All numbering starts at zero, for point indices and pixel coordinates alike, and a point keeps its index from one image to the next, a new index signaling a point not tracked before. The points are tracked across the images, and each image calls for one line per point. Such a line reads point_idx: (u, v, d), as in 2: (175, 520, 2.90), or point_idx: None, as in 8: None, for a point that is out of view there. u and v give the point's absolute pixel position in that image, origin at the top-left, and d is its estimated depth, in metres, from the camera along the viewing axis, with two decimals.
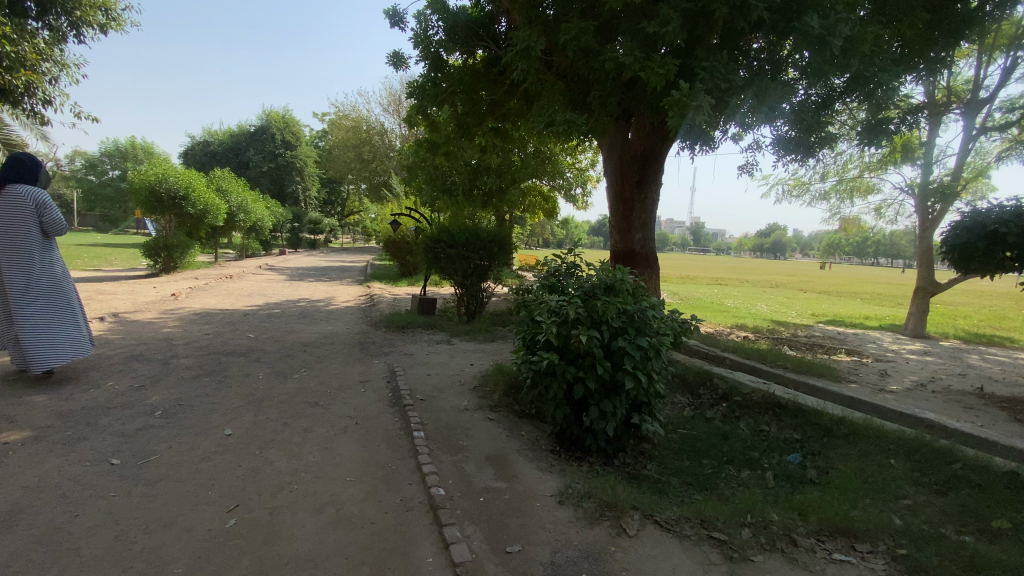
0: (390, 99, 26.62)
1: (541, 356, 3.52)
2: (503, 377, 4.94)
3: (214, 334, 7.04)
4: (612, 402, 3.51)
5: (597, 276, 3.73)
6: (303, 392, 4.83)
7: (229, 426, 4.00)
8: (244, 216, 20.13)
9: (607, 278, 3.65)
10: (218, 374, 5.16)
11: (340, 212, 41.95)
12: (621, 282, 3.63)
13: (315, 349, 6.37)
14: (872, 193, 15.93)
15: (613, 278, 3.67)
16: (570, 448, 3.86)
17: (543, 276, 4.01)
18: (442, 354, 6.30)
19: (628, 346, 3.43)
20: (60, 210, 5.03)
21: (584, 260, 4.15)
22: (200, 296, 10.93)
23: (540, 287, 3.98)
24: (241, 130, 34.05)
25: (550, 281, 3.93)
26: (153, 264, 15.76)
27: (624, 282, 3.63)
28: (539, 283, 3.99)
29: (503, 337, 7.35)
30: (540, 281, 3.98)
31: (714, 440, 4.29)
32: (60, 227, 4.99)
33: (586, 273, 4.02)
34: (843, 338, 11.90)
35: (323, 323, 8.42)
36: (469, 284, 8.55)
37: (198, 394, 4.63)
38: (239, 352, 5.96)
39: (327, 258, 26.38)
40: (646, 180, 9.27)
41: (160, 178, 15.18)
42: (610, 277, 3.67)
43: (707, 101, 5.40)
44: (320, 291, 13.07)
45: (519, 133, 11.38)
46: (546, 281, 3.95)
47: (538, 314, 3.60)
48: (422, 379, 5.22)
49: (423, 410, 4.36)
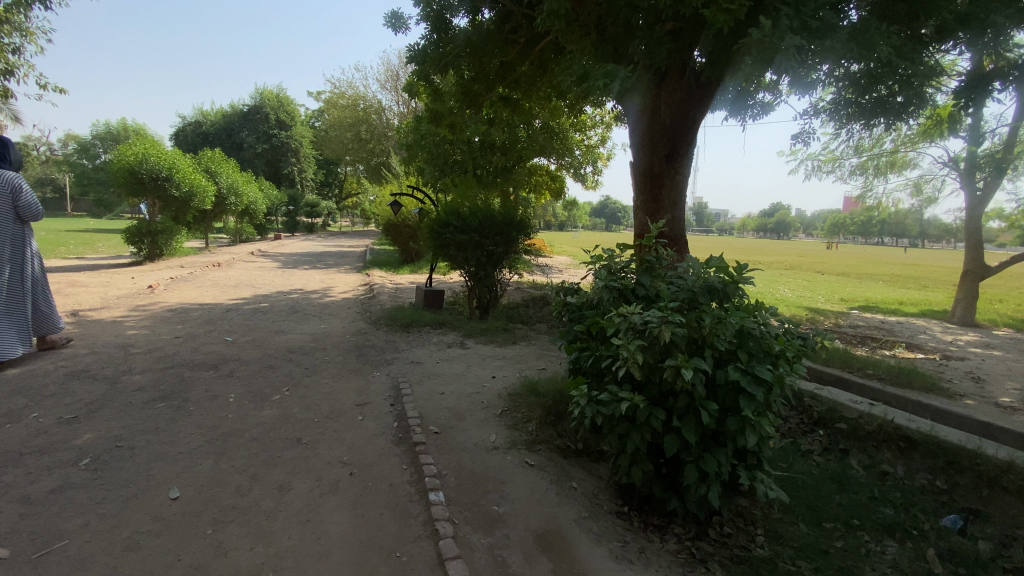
0: (387, 74, 25.33)
1: (615, 395, 2.40)
2: (540, 398, 3.89)
3: (185, 338, 5.93)
4: (718, 462, 2.44)
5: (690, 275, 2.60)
6: (282, 423, 3.73)
7: (177, 483, 2.93)
8: (235, 199, 18.94)
9: (715, 279, 2.48)
10: (177, 398, 4.07)
11: (337, 192, 40.55)
12: (735, 285, 2.48)
13: (303, 358, 5.27)
14: (908, 169, 14.72)
15: (725, 278, 2.50)
16: (644, 508, 2.83)
17: (606, 271, 2.84)
18: (457, 363, 5.18)
19: (745, 380, 2.34)
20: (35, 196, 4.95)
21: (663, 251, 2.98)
22: (180, 288, 9.81)
23: (603, 286, 2.82)
24: (233, 109, 32.59)
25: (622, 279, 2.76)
26: (138, 251, 14.67)
27: (737, 287, 2.48)
28: (603, 281, 2.82)
29: (526, 338, 6.25)
30: (604, 279, 2.82)
31: (825, 489, 3.27)
32: (37, 213, 4.94)
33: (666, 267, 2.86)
34: (890, 327, 10.81)
35: (315, 321, 7.31)
36: (483, 275, 7.41)
37: (146, 429, 3.56)
38: (210, 364, 4.87)
39: (324, 242, 25.18)
40: (679, 153, 8.12)
41: (140, 158, 13.96)
42: (719, 276, 2.50)
43: (797, 41, 4.23)
44: (316, 280, 11.94)
45: (530, 103, 10.50)
46: (615, 282, 2.78)
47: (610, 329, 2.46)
48: (434, 402, 4.12)
49: (439, 452, 3.29)
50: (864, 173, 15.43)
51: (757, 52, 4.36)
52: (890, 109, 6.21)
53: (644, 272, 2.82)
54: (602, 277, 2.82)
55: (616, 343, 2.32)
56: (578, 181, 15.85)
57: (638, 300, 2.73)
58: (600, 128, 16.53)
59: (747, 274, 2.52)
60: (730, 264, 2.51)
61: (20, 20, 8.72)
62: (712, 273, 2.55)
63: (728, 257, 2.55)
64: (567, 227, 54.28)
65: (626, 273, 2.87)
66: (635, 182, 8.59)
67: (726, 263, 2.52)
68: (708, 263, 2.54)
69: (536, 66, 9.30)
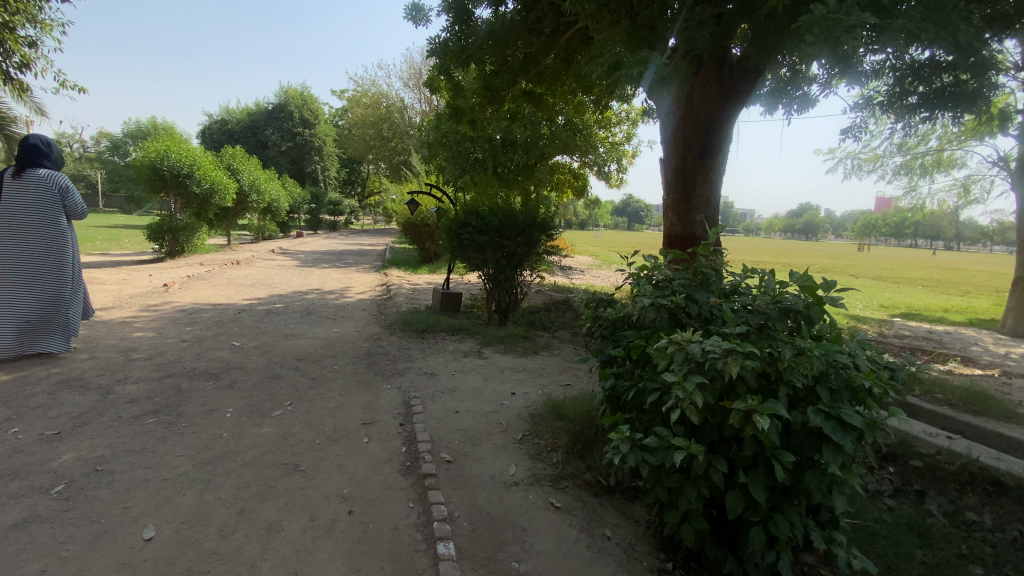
0: (410, 72, 25.08)
1: (666, 441, 1.97)
2: (566, 423, 3.46)
3: (190, 342, 5.65)
4: (791, 523, 1.99)
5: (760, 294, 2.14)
6: (279, 445, 3.36)
7: (154, 520, 2.58)
8: (257, 196, 18.89)
9: (795, 299, 2.02)
10: (170, 412, 3.75)
11: (360, 190, 40.62)
12: (819, 308, 2.02)
13: (309, 366, 4.92)
14: (955, 168, 13.81)
15: (808, 298, 2.03)
16: (691, 565, 2.40)
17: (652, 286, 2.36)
18: (474, 376, 4.77)
19: (830, 428, 1.88)
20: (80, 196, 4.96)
21: (720, 262, 2.50)
22: (195, 286, 9.62)
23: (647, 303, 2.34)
24: (258, 108, 32.79)
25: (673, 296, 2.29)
26: (159, 248, 14.66)
27: (822, 310, 2.03)
28: (648, 297, 2.34)
29: (548, 348, 5.80)
30: (648, 295, 2.34)
31: (904, 541, 2.79)
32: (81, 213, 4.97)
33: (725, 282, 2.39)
34: (939, 338, 10.01)
35: (327, 325, 6.98)
36: (503, 278, 6.98)
37: (131, 450, 3.24)
38: (210, 373, 4.56)
39: (345, 241, 25.09)
40: (713, 150, 7.60)
41: (161, 154, 13.89)
42: (799, 296, 2.05)
43: (866, 18, 3.75)
44: (332, 279, 11.67)
45: (554, 98, 10.10)
46: (664, 299, 2.30)
47: (661, 360, 2.01)
48: (447, 423, 3.71)
49: (450, 487, 2.88)
50: (907, 173, 14.53)
51: (818, 32, 3.85)
52: (958, 98, 5.62)
53: (698, 287, 2.34)
54: (646, 293, 2.35)
55: (671, 381, 1.87)
56: (601, 180, 15.28)
57: (693, 322, 2.26)
58: (625, 125, 15.99)
59: (835, 294, 2.06)
60: (816, 282, 2.03)
61: (38, 12, 8.57)
62: (790, 292, 2.08)
63: (811, 272, 2.08)
64: (589, 227, 53.52)
65: (675, 288, 2.39)
66: (665, 181, 8.10)
67: (810, 281, 2.05)
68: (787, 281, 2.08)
69: (561, 58, 8.87)
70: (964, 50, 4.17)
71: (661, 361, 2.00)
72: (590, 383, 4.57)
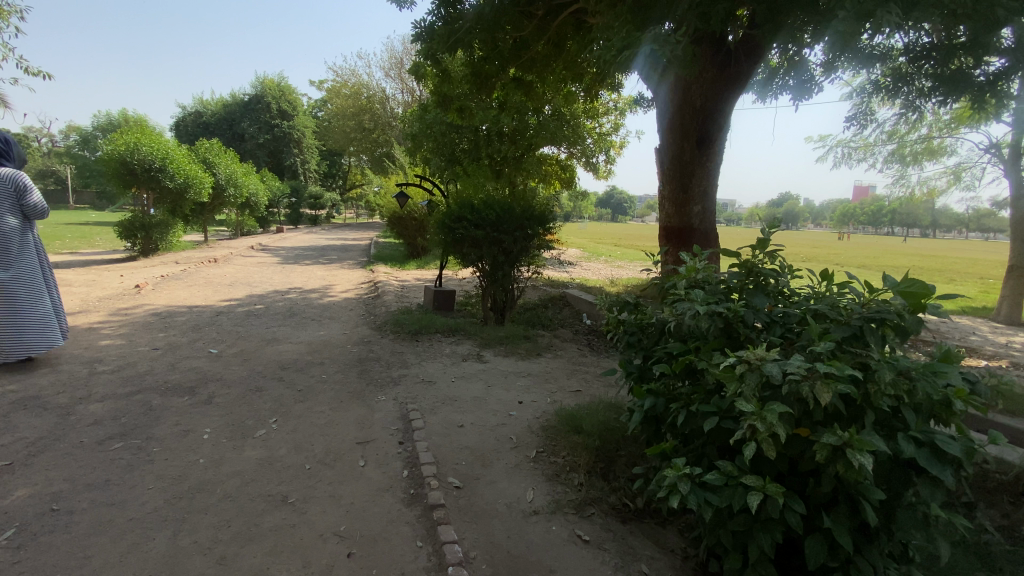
0: (392, 61, 24.33)
1: (734, 476, 1.66)
2: (584, 439, 3.14)
3: (163, 351, 5.19)
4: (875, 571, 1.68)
5: (842, 302, 1.84)
6: (264, 472, 2.98)
7: (120, 572, 2.20)
8: (235, 190, 18.17)
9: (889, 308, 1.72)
10: (139, 436, 3.33)
11: (341, 184, 39.75)
12: (918, 318, 1.72)
13: (295, 376, 4.51)
14: (944, 156, 13.78)
15: (904, 307, 1.74)
16: None
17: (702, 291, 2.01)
18: (476, 383, 4.41)
19: (931, 463, 1.58)
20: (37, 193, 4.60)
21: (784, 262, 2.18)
22: (170, 287, 9.07)
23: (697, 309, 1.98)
24: (233, 99, 31.68)
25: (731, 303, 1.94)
26: (131, 246, 13.97)
27: (919, 319, 1.74)
28: (699, 303, 1.98)
29: (551, 349, 5.47)
30: (700, 301, 1.98)
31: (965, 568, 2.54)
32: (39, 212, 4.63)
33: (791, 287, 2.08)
34: (937, 328, 9.90)
35: (313, 327, 6.54)
36: (500, 275, 6.62)
37: (94, 483, 2.82)
38: (185, 386, 4.14)
39: (327, 235, 24.42)
40: (711, 138, 8.00)
41: (132, 147, 13.15)
42: (893, 303, 1.75)
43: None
44: (316, 277, 11.18)
45: (545, 86, 9.71)
46: (722, 307, 1.97)
47: (728, 381, 1.68)
48: (452, 439, 3.37)
49: (463, 520, 2.55)
50: (896, 162, 14.49)
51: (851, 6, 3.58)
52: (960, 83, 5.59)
53: (757, 292, 2.01)
54: (697, 298, 1.99)
55: (746, 411, 1.56)
56: (590, 171, 14.94)
57: (754, 334, 1.94)
58: (613, 114, 15.68)
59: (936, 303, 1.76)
60: (920, 288, 1.72)
61: None
62: (883, 300, 1.77)
63: (910, 276, 1.77)
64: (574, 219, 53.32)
65: (729, 294, 2.07)
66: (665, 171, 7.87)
67: (911, 286, 1.73)
68: (880, 287, 1.78)
69: (553, 44, 8.50)
70: (982, 28, 4.04)
71: (728, 384, 1.67)
72: (602, 389, 4.25)
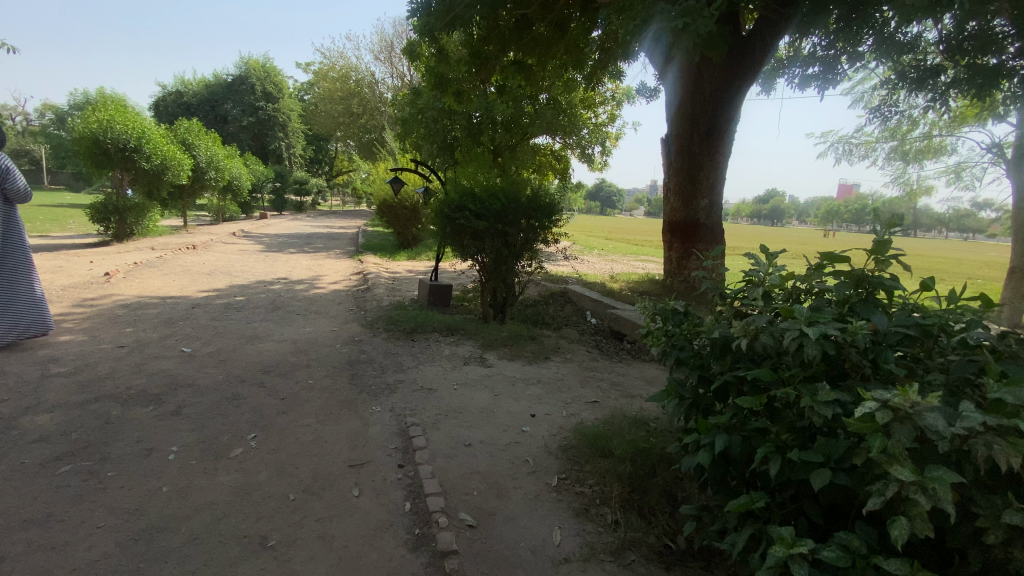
0: (382, 44, 23.49)
1: (871, 561, 1.28)
2: (615, 466, 2.73)
3: (130, 349, 4.65)
4: None
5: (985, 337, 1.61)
6: (241, 505, 2.51)
7: None
8: (216, 173, 17.37)
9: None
10: (93, 457, 2.84)
11: (328, 170, 38.73)
12: None
13: (278, 382, 4.02)
14: (943, 155, 13.61)
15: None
16: None
17: (803, 307, 1.61)
18: (481, 392, 3.97)
19: None
20: (19, 177, 4.35)
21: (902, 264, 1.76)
22: (143, 276, 8.45)
23: (799, 329, 1.57)
24: (216, 79, 30.49)
25: (845, 324, 1.54)
26: (104, 230, 13.20)
27: None
28: (802, 322, 1.57)
29: (559, 352, 5.05)
30: (803, 319, 1.57)
31: None
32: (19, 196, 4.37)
33: (905, 303, 1.72)
34: None
35: (299, 323, 6.03)
36: (501, 270, 6.18)
37: (30, 520, 2.34)
38: (151, 393, 3.63)
39: (312, 223, 23.67)
40: (720, 129, 7.59)
41: (104, 125, 12.34)
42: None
43: None
44: (302, 266, 10.61)
45: (546, 72, 9.20)
46: (834, 328, 1.55)
47: (864, 432, 1.31)
48: (460, 462, 2.93)
49: (480, 572, 2.13)
50: (896, 160, 14.23)
51: None
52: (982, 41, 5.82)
53: (870, 307, 1.62)
54: (798, 316, 1.58)
55: (905, 480, 1.19)
56: (585, 163, 14.47)
57: (868, 362, 1.56)
58: (610, 104, 15.22)
59: None
60: None
61: None
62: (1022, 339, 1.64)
63: None
64: None
65: (835, 310, 1.66)
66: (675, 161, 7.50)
67: None
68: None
69: (556, 25, 7.98)
70: None
71: (866, 437, 1.29)
72: (621, 401, 3.84)
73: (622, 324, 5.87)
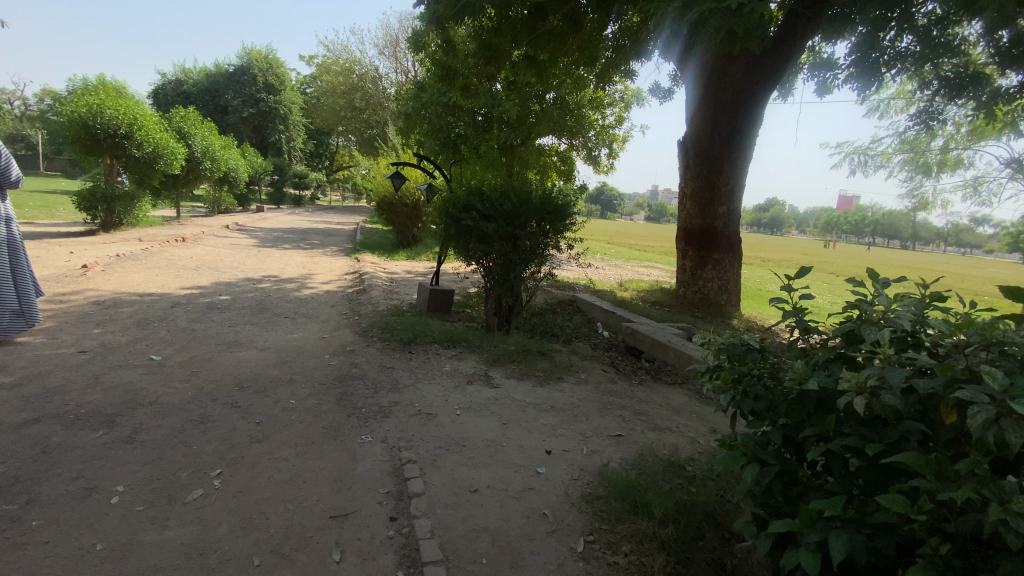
0: (387, 39, 22.95)
1: None
2: (655, 530, 2.23)
3: (93, 355, 4.13)
4: None
5: None
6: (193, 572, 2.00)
7: None
8: (211, 163, 16.79)
9: None
10: (18, 498, 2.32)
11: (328, 164, 38.12)
12: None
13: (254, 401, 3.50)
14: (960, 169, 13.16)
15: None
16: None
17: (994, 373, 1.13)
18: (488, 419, 3.46)
19: None
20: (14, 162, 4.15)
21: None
22: (123, 269, 7.89)
23: (993, 407, 1.10)
24: (217, 69, 29.87)
25: None
26: (91, 219, 12.61)
27: None
28: (998, 397, 1.10)
29: (573, 371, 4.54)
30: (999, 392, 1.10)
31: None
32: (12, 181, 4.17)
33: None
34: None
35: (286, 328, 5.52)
36: (508, 278, 5.68)
37: None
38: (104, 414, 3.10)
39: (310, 218, 23.08)
40: (742, 132, 7.13)
41: (94, 110, 11.76)
42: None
43: None
44: (295, 264, 10.06)
45: (558, 68, 8.63)
46: None
47: None
48: (465, 515, 2.43)
49: None
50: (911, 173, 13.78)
51: None
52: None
53: None
54: (991, 387, 1.11)
55: None
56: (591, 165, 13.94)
57: None
58: (618, 106, 14.71)
59: None
60: None
61: None
62: None
63: None
64: None
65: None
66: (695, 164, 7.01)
67: None
68: None
69: (571, 19, 7.23)
70: None
71: None
72: (648, 436, 3.33)
73: (639, 340, 5.38)
